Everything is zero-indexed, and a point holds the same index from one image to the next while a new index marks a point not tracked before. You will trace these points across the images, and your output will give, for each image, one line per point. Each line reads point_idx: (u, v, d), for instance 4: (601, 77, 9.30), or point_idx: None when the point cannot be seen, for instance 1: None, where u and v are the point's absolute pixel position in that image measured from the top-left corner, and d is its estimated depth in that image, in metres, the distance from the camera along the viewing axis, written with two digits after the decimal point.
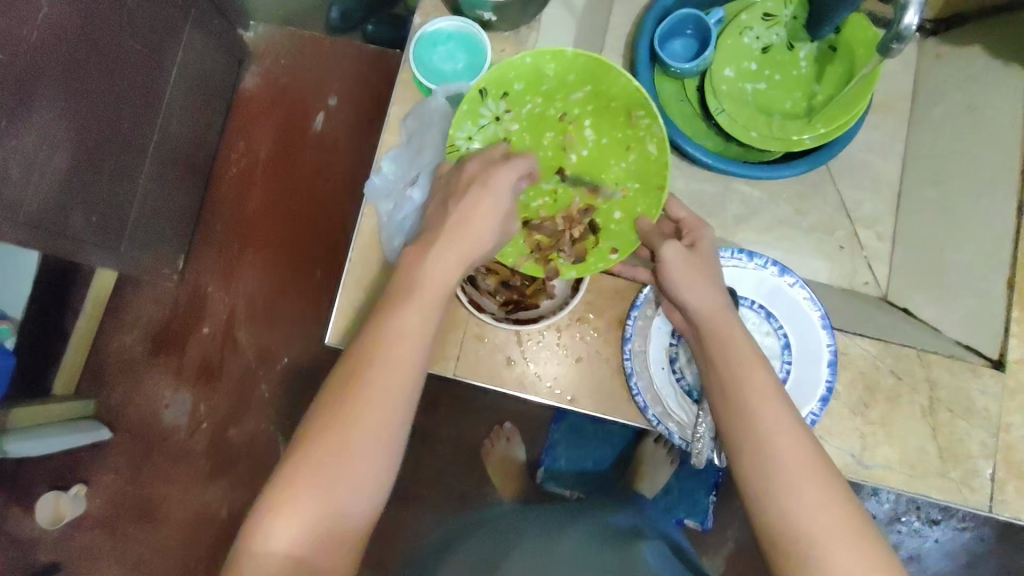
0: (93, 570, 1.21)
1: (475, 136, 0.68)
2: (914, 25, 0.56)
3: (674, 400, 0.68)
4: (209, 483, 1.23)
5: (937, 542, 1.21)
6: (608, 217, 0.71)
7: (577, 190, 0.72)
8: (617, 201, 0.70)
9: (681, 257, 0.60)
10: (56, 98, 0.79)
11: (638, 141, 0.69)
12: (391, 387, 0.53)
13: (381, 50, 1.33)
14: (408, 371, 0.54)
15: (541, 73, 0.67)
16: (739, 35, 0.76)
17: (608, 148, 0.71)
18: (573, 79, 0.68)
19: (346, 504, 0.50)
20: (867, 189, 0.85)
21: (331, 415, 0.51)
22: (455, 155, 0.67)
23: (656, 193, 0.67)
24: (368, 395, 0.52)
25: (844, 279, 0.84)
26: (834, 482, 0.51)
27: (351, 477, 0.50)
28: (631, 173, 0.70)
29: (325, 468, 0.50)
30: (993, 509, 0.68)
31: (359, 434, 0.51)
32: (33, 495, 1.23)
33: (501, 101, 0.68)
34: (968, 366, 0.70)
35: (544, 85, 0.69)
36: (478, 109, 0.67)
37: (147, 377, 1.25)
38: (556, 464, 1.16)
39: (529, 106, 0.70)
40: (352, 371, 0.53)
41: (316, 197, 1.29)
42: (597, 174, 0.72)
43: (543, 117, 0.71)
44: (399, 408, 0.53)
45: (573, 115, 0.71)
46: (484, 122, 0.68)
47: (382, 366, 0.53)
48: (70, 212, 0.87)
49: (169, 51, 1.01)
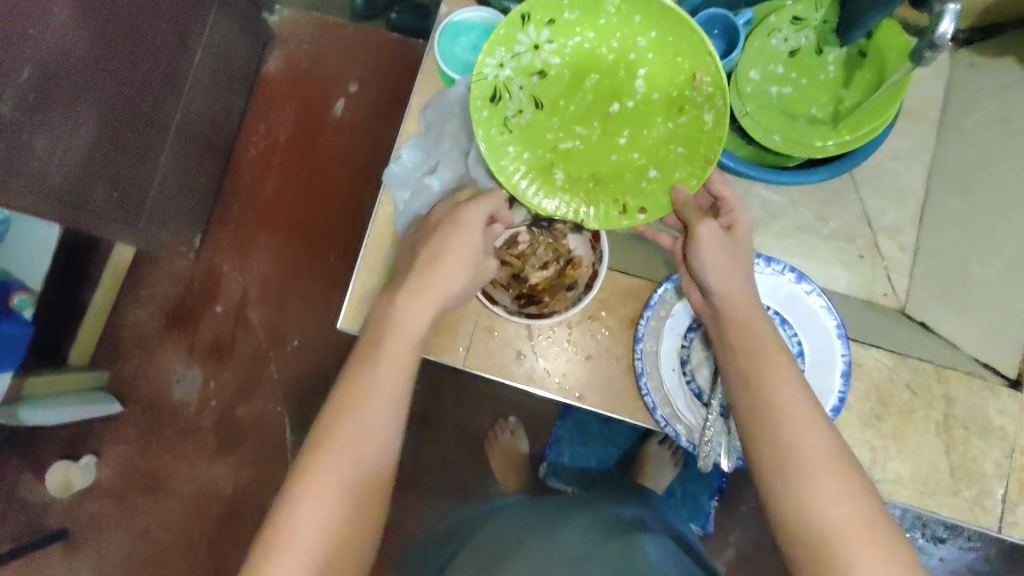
0: (102, 536, 1.23)
1: (507, 64, 0.65)
2: (948, 34, 0.54)
3: (683, 401, 0.68)
4: (215, 459, 1.24)
5: (941, 560, 1.20)
6: (641, 173, 0.66)
7: (612, 141, 0.67)
8: (654, 160, 0.66)
9: (717, 238, 0.60)
10: (83, 74, 0.79)
11: (694, 104, 0.63)
12: (382, 401, 0.55)
13: (404, 38, 1.33)
14: (395, 389, 0.56)
15: (600, 7, 0.63)
16: (767, 37, 0.74)
17: (656, 106, 0.65)
18: (638, 21, 0.63)
19: (363, 484, 0.52)
20: (891, 199, 0.79)
21: (344, 409, 0.54)
22: (480, 83, 0.64)
23: (704, 161, 0.63)
24: (376, 387, 0.55)
25: (862, 289, 0.79)
26: (850, 471, 0.51)
27: (368, 457, 0.53)
28: (675, 136, 0.65)
29: (337, 481, 0.51)
30: (1003, 530, 0.68)
31: (365, 427, 0.54)
32: (43, 463, 1.24)
33: (544, 29, 0.64)
34: (987, 385, 0.71)
35: (600, 21, 0.64)
36: (516, 35, 0.64)
37: (160, 352, 1.27)
38: (559, 458, 1.15)
39: (578, 40, 0.65)
40: (343, 392, 0.55)
41: (334, 181, 1.29)
42: (638, 129, 0.66)
43: (590, 55, 0.65)
44: (388, 422, 0.55)
45: (626, 60, 0.65)
46: (520, 50, 0.65)
47: (389, 363, 0.57)
48: (91, 187, 0.88)
49: (195, 33, 1.01)
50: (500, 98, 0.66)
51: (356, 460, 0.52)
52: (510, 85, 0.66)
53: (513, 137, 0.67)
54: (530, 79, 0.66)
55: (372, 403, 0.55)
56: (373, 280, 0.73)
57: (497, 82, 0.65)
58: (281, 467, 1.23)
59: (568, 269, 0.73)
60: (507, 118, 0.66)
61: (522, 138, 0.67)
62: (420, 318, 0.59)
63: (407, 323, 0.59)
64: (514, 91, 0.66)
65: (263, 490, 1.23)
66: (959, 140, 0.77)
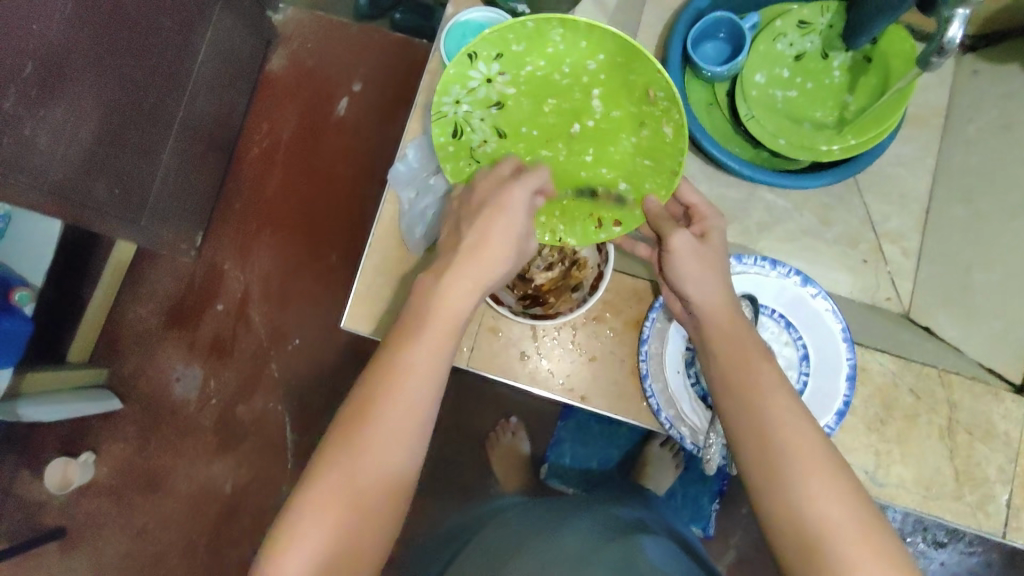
0: (100, 534, 1.23)
1: (463, 99, 0.65)
2: (957, 39, 0.54)
3: (687, 404, 0.68)
4: (215, 457, 1.24)
5: (942, 564, 1.19)
6: (613, 187, 0.67)
7: (580, 159, 0.67)
8: (624, 174, 0.66)
9: (689, 247, 0.60)
10: (86, 71, 0.79)
11: (653, 119, 0.63)
12: (422, 378, 0.53)
13: (406, 37, 1.33)
14: (435, 367, 0.54)
15: (545, 37, 0.61)
16: (773, 41, 0.74)
17: (618, 122, 0.65)
18: (585, 46, 0.62)
19: (395, 458, 0.52)
20: (894, 204, 0.80)
21: (384, 381, 0.53)
22: (440, 121, 0.66)
23: (669, 173, 0.63)
24: (416, 363, 0.54)
25: (866, 295, 0.79)
26: (842, 475, 0.50)
27: (404, 433, 0.52)
28: (640, 149, 0.65)
29: (367, 456, 0.51)
30: (1007, 536, 0.68)
31: (403, 404, 0.53)
32: (42, 461, 1.24)
33: (495, 62, 0.63)
34: (990, 390, 0.71)
35: (549, 49, 0.62)
36: (467, 72, 0.64)
37: (159, 350, 1.26)
38: (561, 459, 1.15)
39: (530, 69, 0.64)
40: (385, 364, 0.54)
41: (336, 180, 1.29)
42: (603, 147, 0.66)
43: (545, 81, 0.64)
44: (425, 399, 0.53)
45: (580, 82, 0.64)
46: (473, 85, 0.64)
47: (431, 339, 0.55)
48: (93, 183, 0.87)
49: (198, 28, 1.01)
50: (462, 132, 0.67)
51: (389, 436, 0.52)
52: (471, 118, 0.66)
53: (485, 165, 0.68)
54: (490, 110, 0.66)
55: (412, 378, 0.53)
56: (377, 280, 0.73)
57: (457, 117, 0.66)
58: (281, 466, 1.23)
59: (573, 270, 0.73)
60: (474, 150, 0.67)
61: (493, 164, 0.68)
62: (463, 302, 0.57)
63: (452, 299, 0.56)
64: (475, 124, 0.66)
65: (262, 489, 1.23)
66: (961, 147, 0.77)
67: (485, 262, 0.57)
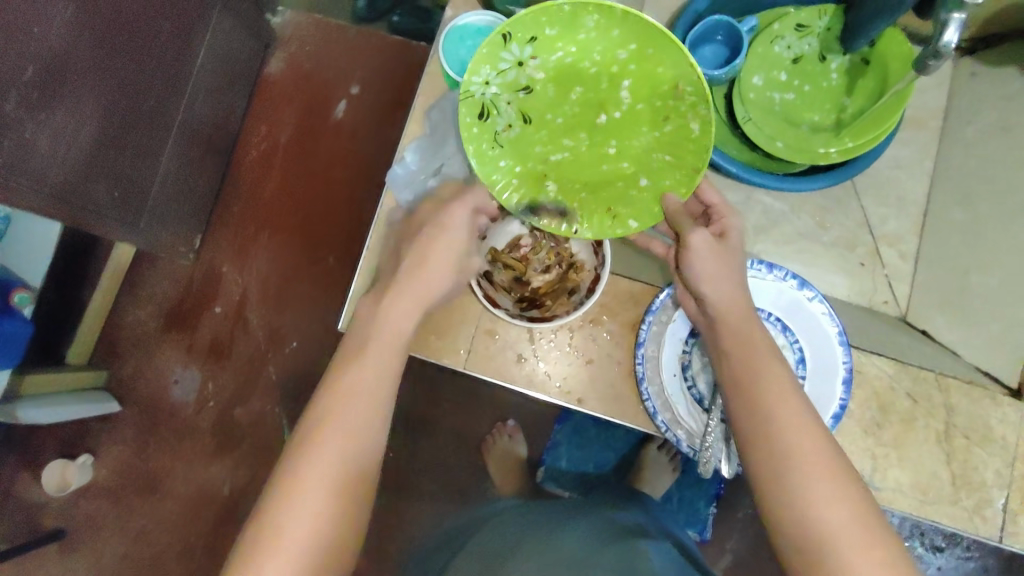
0: (98, 536, 1.23)
1: (493, 80, 0.63)
2: (953, 43, 0.54)
3: (684, 407, 0.68)
4: (213, 459, 1.24)
5: (940, 569, 1.19)
6: (632, 182, 0.66)
7: (601, 151, 0.66)
8: (644, 169, 0.65)
9: (708, 245, 0.60)
10: (86, 74, 0.79)
11: (678, 113, 0.62)
12: (378, 378, 0.56)
13: (404, 41, 1.33)
14: (389, 368, 0.58)
15: (580, 23, 0.61)
16: (770, 44, 0.75)
17: (642, 116, 0.64)
18: (618, 35, 0.61)
19: (361, 456, 0.53)
20: (891, 206, 0.80)
21: (343, 383, 0.55)
22: (468, 100, 0.63)
23: (692, 170, 0.62)
24: (372, 365, 0.57)
25: (863, 297, 0.79)
26: (844, 478, 0.50)
27: (366, 430, 0.54)
28: (662, 145, 0.64)
29: (335, 454, 0.52)
30: (1003, 540, 0.67)
31: (363, 403, 0.55)
32: (41, 462, 1.24)
33: (528, 46, 0.62)
34: (988, 394, 0.70)
35: (581, 36, 0.62)
36: (500, 53, 0.62)
37: (158, 352, 1.26)
38: (557, 463, 1.17)
39: (560, 54, 0.63)
40: (340, 370, 0.56)
41: (335, 183, 1.29)
42: (625, 140, 0.65)
43: (574, 69, 0.64)
44: (384, 397, 0.56)
45: (609, 72, 0.63)
46: (505, 66, 0.63)
47: (382, 345, 0.58)
48: (93, 186, 0.87)
49: (197, 33, 1.01)
50: (488, 115, 0.64)
51: (354, 434, 0.53)
52: (498, 101, 0.64)
53: (505, 152, 0.66)
54: (517, 94, 0.64)
55: (368, 379, 0.56)
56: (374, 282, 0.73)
57: (485, 99, 0.64)
58: None
59: (570, 272, 0.74)
60: (497, 134, 0.65)
61: (512, 152, 0.66)
62: (412, 309, 0.61)
63: (400, 307, 0.60)
64: (502, 107, 0.64)
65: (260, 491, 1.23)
66: (959, 151, 0.77)
67: (433, 272, 0.62)
